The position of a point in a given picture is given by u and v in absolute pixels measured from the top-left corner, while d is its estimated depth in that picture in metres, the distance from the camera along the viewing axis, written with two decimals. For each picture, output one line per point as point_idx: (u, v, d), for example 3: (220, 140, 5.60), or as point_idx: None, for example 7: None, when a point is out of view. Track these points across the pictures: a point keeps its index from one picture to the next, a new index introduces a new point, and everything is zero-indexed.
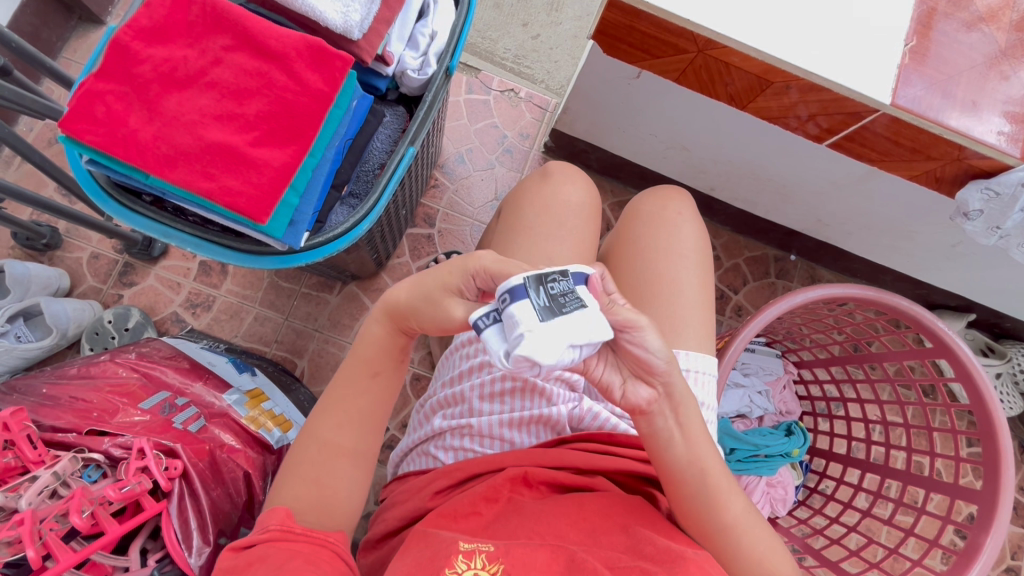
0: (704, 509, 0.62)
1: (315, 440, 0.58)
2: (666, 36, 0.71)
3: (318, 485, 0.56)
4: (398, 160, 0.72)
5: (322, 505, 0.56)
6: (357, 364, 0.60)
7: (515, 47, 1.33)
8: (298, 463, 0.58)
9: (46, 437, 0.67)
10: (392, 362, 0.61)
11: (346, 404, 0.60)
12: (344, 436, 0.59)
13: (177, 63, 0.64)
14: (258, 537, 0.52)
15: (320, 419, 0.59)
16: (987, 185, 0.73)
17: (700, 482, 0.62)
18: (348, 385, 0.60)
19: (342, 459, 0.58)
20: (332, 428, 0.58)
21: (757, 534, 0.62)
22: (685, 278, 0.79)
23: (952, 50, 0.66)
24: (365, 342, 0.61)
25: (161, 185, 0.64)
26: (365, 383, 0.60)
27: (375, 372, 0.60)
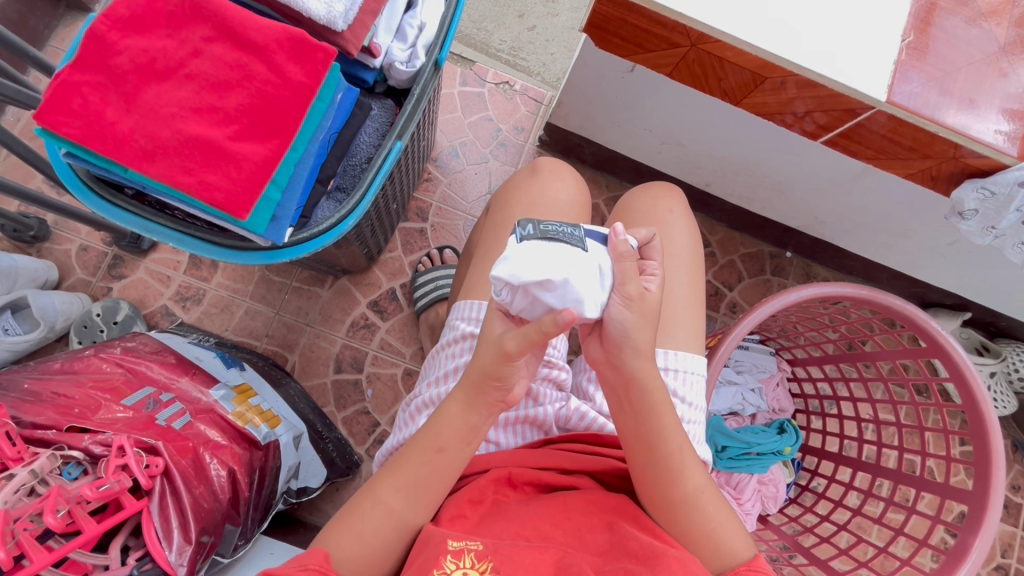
0: (657, 482, 0.61)
1: (371, 497, 0.59)
2: (658, 30, 0.70)
3: (361, 541, 0.56)
4: (384, 155, 0.70)
5: (361, 563, 0.56)
6: (426, 436, 0.60)
7: (511, 39, 1.32)
8: (349, 516, 0.58)
9: (26, 434, 0.66)
10: (462, 445, 0.60)
11: (409, 470, 0.59)
12: (398, 501, 0.58)
13: (156, 54, 0.63)
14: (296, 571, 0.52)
15: (381, 478, 0.60)
16: (982, 184, 0.71)
17: (655, 455, 0.61)
18: (413, 453, 0.60)
19: (390, 525, 0.58)
20: (389, 489, 0.59)
21: (711, 509, 0.62)
22: (675, 278, 0.78)
23: (951, 46, 0.65)
24: (439, 418, 0.60)
25: (140, 180, 0.63)
26: (430, 457, 0.59)
27: (440, 449, 0.59)
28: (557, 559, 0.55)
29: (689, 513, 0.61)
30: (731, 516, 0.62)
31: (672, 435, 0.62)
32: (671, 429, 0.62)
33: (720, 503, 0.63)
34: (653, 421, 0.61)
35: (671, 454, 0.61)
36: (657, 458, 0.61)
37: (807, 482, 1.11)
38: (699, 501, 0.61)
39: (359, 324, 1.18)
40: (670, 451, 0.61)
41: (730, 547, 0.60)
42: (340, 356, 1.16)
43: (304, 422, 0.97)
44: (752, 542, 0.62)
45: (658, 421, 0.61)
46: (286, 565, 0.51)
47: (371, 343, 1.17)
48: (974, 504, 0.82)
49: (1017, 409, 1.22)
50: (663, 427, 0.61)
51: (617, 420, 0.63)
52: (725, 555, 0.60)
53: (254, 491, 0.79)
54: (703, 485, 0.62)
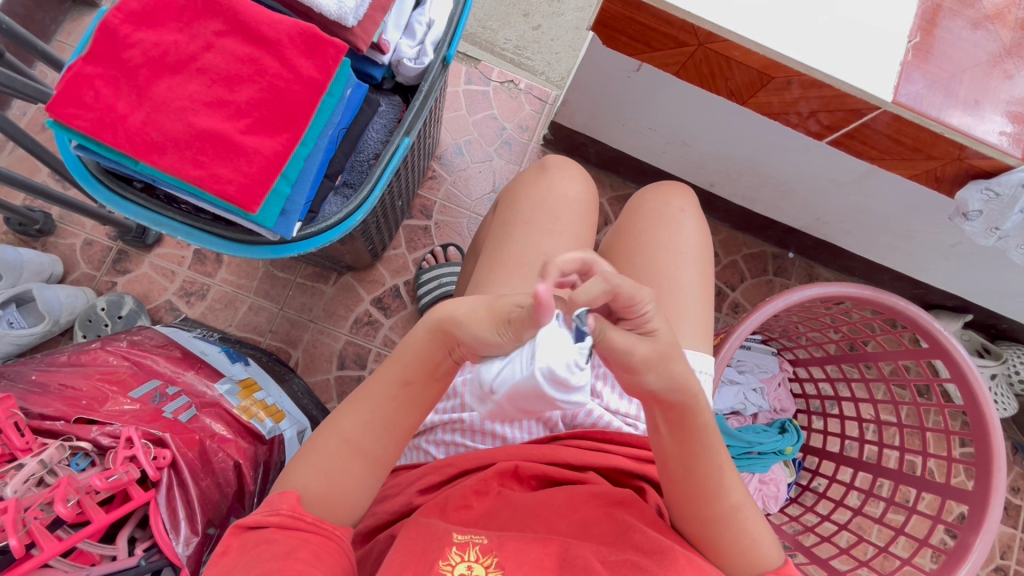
0: (694, 498, 0.59)
1: (334, 433, 0.57)
2: (666, 28, 0.70)
3: (328, 480, 0.56)
4: (393, 150, 0.71)
5: (329, 501, 0.56)
6: (393, 370, 0.56)
7: (516, 38, 1.32)
8: (314, 453, 0.57)
9: (34, 425, 0.66)
10: (429, 377, 0.57)
11: (372, 406, 0.56)
12: (364, 437, 0.56)
13: (167, 48, 0.63)
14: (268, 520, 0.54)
15: (346, 415, 0.57)
16: (987, 185, 0.72)
17: (696, 475, 0.58)
18: (380, 387, 0.57)
19: (358, 459, 0.56)
20: (354, 426, 0.56)
21: (749, 524, 0.59)
22: (684, 276, 0.79)
23: (956, 47, 0.66)
24: (407, 350, 0.55)
25: (150, 172, 0.63)
26: (397, 390, 0.56)
27: (407, 383, 0.56)
28: (561, 552, 0.56)
29: (725, 528, 0.59)
30: (767, 529, 0.61)
31: (716, 455, 0.57)
32: (713, 451, 0.57)
33: (758, 515, 0.61)
34: (698, 443, 0.56)
35: (712, 474, 0.58)
36: (695, 478, 0.58)
37: (808, 482, 1.11)
38: (739, 517, 0.59)
39: (363, 320, 1.18)
40: (714, 471, 0.58)
41: (762, 561, 0.59)
42: (343, 352, 1.16)
43: (308, 417, 0.97)
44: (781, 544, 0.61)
45: (704, 443, 0.56)
46: (260, 513, 0.54)
47: (374, 339, 1.17)
48: (974, 503, 0.82)
49: (1017, 411, 1.22)
50: (708, 447, 0.57)
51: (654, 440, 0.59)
52: (759, 568, 0.59)
53: (259, 485, 0.79)
54: (744, 499, 0.60)
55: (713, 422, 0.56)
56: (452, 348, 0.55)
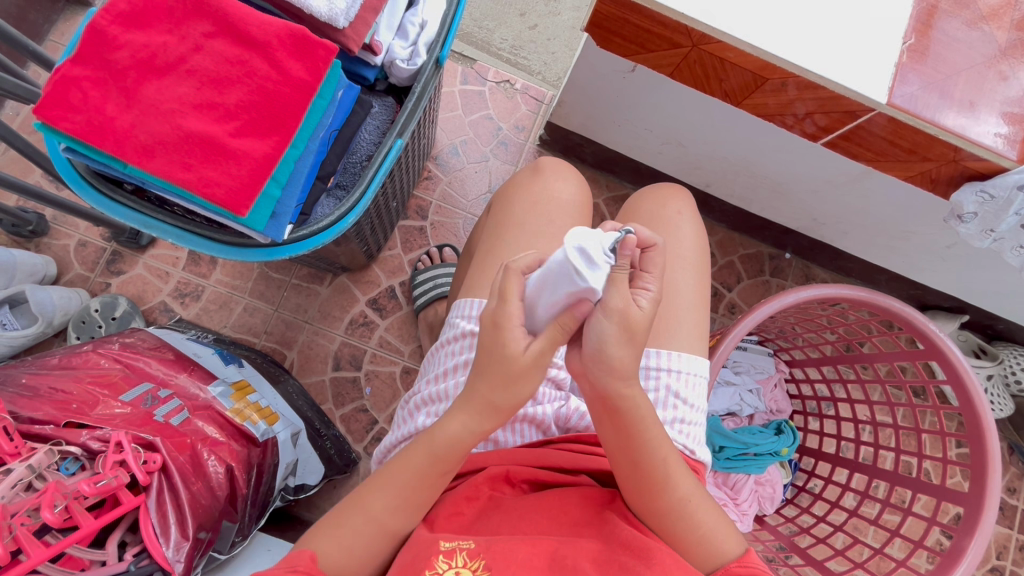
0: (644, 492, 0.60)
1: (363, 512, 0.57)
2: (660, 29, 0.70)
3: (351, 553, 0.56)
4: (385, 152, 0.71)
5: (351, 570, 0.56)
6: (433, 462, 0.56)
7: (512, 38, 1.32)
8: (339, 527, 0.56)
9: (23, 429, 0.66)
10: (463, 461, 0.59)
11: (407, 489, 0.57)
12: (394, 518, 0.57)
13: (156, 50, 0.63)
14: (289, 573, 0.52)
15: (378, 496, 0.57)
16: (982, 187, 0.72)
17: (640, 468, 0.59)
18: (419, 475, 0.57)
19: (383, 537, 0.57)
20: (387, 508, 0.57)
21: (701, 513, 0.60)
22: (681, 279, 0.78)
23: (951, 49, 0.65)
24: (448, 445, 0.56)
25: (139, 175, 0.62)
26: (434, 480, 0.57)
27: (446, 472, 0.58)
28: (552, 553, 0.55)
29: (679, 520, 0.60)
30: (720, 518, 0.62)
31: (657, 445, 0.59)
32: (655, 439, 0.59)
33: (709, 503, 0.62)
34: (637, 436, 0.58)
35: (657, 463, 0.59)
36: (641, 470, 0.59)
37: (803, 483, 1.11)
38: (688, 507, 0.60)
39: (358, 321, 1.18)
40: (656, 460, 0.59)
41: (719, 550, 0.59)
42: (339, 353, 1.16)
43: (302, 419, 0.97)
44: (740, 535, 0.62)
45: (642, 435, 0.58)
46: (277, 569, 0.51)
47: (370, 340, 1.17)
48: (969, 506, 0.82)
49: (1013, 412, 1.22)
50: (647, 439, 0.58)
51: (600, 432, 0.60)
52: (716, 557, 0.59)
53: (252, 488, 0.79)
54: (692, 490, 0.61)
55: (652, 411, 0.58)
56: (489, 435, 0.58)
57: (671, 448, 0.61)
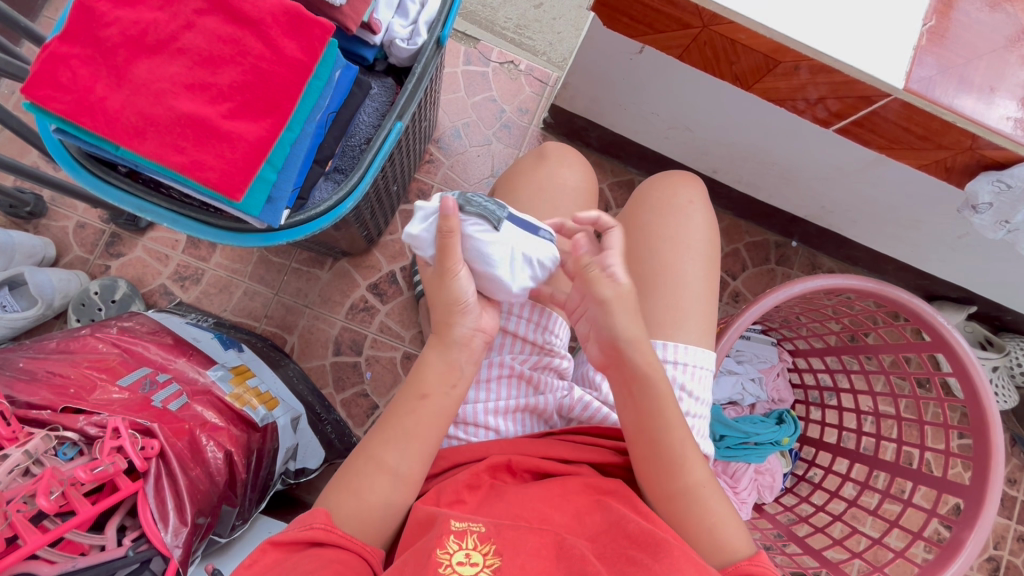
0: (660, 469, 0.63)
1: (364, 454, 0.60)
2: (669, 8, 0.67)
3: (358, 499, 0.57)
4: (384, 135, 0.69)
5: (360, 519, 0.56)
6: (409, 386, 0.62)
7: (517, 17, 1.29)
8: (345, 475, 0.59)
9: (20, 414, 0.65)
10: (444, 386, 0.61)
11: (393, 424, 0.60)
12: (389, 454, 0.59)
13: (146, 27, 0.61)
14: (306, 535, 0.53)
15: (374, 436, 0.61)
16: (999, 177, 0.70)
17: (658, 448, 0.63)
18: (399, 404, 0.61)
19: (384, 478, 0.58)
20: (379, 444, 0.60)
21: (712, 504, 0.62)
22: (690, 270, 0.77)
23: (972, 32, 0.63)
24: (419, 365, 0.62)
25: (132, 158, 0.61)
26: (414, 404, 0.61)
27: (424, 394, 0.61)
28: (557, 542, 0.54)
29: (689, 509, 0.61)
30: (734, 516, 0.62)
31: (675, 428, 0.63)
32: (672, 420, 0.63)
33: (723, 502, 0.63)
34: (657, 417, 0.63)
35: (672, 443, 0.63)
36: (657, 447, 0.63)
37: (803, 472, 1.11)
38: (700, 494, 0.62)
39: (359, 306, 1.17)
40: (674, 444, 0.63)
41: (730, 543, 0.59)
42: (339, 338, 1.15)
43: (302, 403, 0.96)
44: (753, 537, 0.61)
45: (660, 412, 0.63)
46: (290, 529, 0.54)
47: (370, 325, 1.16)
48: (971, 499, 0.81)
49: (1018, 404, 1.21)
50: (665, 416, 0.63)
51: (621, 414, 0.66)
52: (728, 550, 0.59)
53: (251, 472, 0.79)
54: (705, 480, 0.63)
55: (670, 393, 0.64)
56: (460, 354, 0.62)
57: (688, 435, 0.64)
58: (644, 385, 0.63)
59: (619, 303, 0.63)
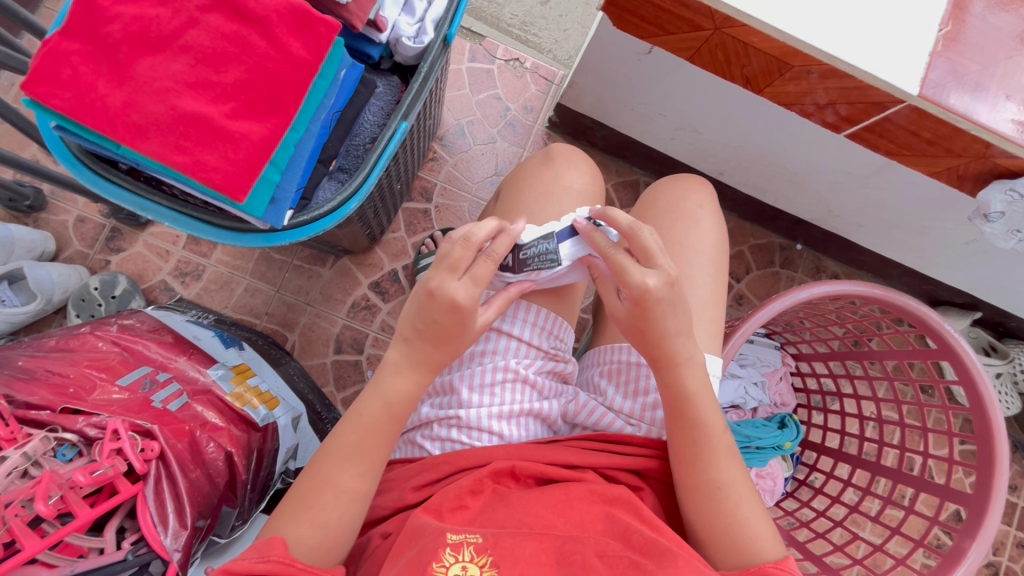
0: (683, 464, 0.63)
1: (330, 486, 0.57)
2: (680, 10, 0.66)
3: (325, 530, 0.56)
4: (389, 135, 0.68)
5: (327, 548, 0.56)
6: (384, 414, 0.60)
7: (523, 13, 1.27)
8: (308, 505, 0.56)
9: (19, 415, 0.65)
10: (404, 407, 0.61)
11: (363, 454, 0.59)
12: (362, 483, 0.58)
13: (149, 23, 0.60)
14: (263, 567, 0.51)
15: (337, 465, 0.58)
16: (1012, 186, 0.69)
17: (681, 440, 0.63)
18: (367, 433, 0.59)
19: (357, 506, 0.58)
20: (349, 475, 0.58)
21: (736, 504, 0.61)
22: (697, 276, 0.76)
23: (990, 38, 0.61)
24: (393, 392, 0.60)
25: (133, 156, 0.60)
26: (387, 434, 0.60)
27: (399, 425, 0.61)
28: (560, 550, 0.54)
29: (710, 505, 0.61)
30: (761, 520, 0.60)
31: (703, 424, 0.63)
32: (697, 416, 0.63)
33: (750, 503, 0.61)
34: (682, 409, 0.63)
35: (695, 440, 0.63)
36: (679, 441, 0.63)
37: (804, 477, 1.11)
38: (721, 493, 0.61)
39: (360, 305, 1.16)
40: (699, 437, 0.63)
41: (749, 546, 0.59)
42: (340, 336, 1.14)
43: (303, 403, 0.96)
44: (780, 543, 0.60)
45: (687, 408, 0.63)
46: (247, 558, 0.51)
47: (372, 324, 1.16)
48: (973, 508, 0.81)
49: (1021, 410, 1.21)
50: (690, 412, 0.63)
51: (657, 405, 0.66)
52: (746, 551, 0.59)
53: (252, 472, 0.78)
54: (731, 479, 0.62)
55: (701, 389, 0.63)
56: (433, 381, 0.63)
57: (722, 429, 0.64)
58: (677, 378, 0.63)
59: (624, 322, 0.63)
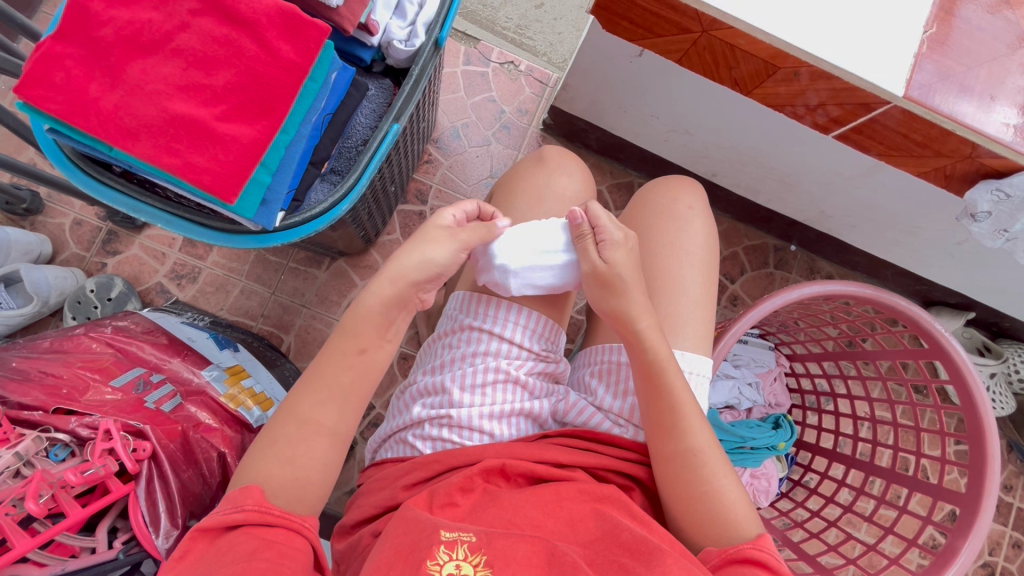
0: (659, 434, 0.64)
1: (294, 417, 0.57)
2: (668, 12, 0.67)
3: (293, 467, 0.55)
4: (380, 137, 0.68)
5: (296, 489, 0.55)
6: (343, 338, 0.60)
7: (517, 17, 1.28)
8: (273, 441, 0.56)
9: (11, 415, 0.65)
10: (379, 338, 0.61)
11: (331, 381, 0.59)
12: (325, 415, 0.58)
13: (141, 27, 0.60)
14: (235, 517, 0.51)
15: (303, 397, 0.58)
16: (998, 185, 0.69)
17: (656, 407, 0.64)
18: (334, 359, 0.59)
19: (323, 440, 0.57)
20: (312, 405, 0.58)
21: (711, 472, 0.62)
22: (688, 277, 0.77)
23: (974, 39, 0.62)
24: (356, 314, 0.60)
25: (125, 159, 0.61)
26: (351, 358, 0.59)
27: (361, 349, 0.60)
28: (548, 547, 0.54)
29: (686, 473, 0.62)
30: (736, 489, 0.62)
31: (677, 391, 0.64)
32: (672, 383, 0.65)
33: (724, 470, 0.62)
34: (656, 376, 0.65)
35: (670, 408, 0.64)
36: (656, 410, 0.65)
37: (799, 477, 1.11)
38: (697, 460, 0.62)
39: None
40: (672, 404, 0.64)
41: (725, 513, 0.60)
42: None
43: None
44: (755, 513, 0.61)
45: (660, 375, 0.65)
46: (222, 511, 0.51)
47: None
48: (965, 507, 0.81)
49: (1015, 410, 1.21)
50: (665, 381, 0.65)
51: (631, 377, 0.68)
52: (722, 519, 0.59)
53: None
54: (705, 446, 0.63)
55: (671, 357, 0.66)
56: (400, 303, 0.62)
57: (694, 402, 0.65)
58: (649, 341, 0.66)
59: (602, 281, 0.67)
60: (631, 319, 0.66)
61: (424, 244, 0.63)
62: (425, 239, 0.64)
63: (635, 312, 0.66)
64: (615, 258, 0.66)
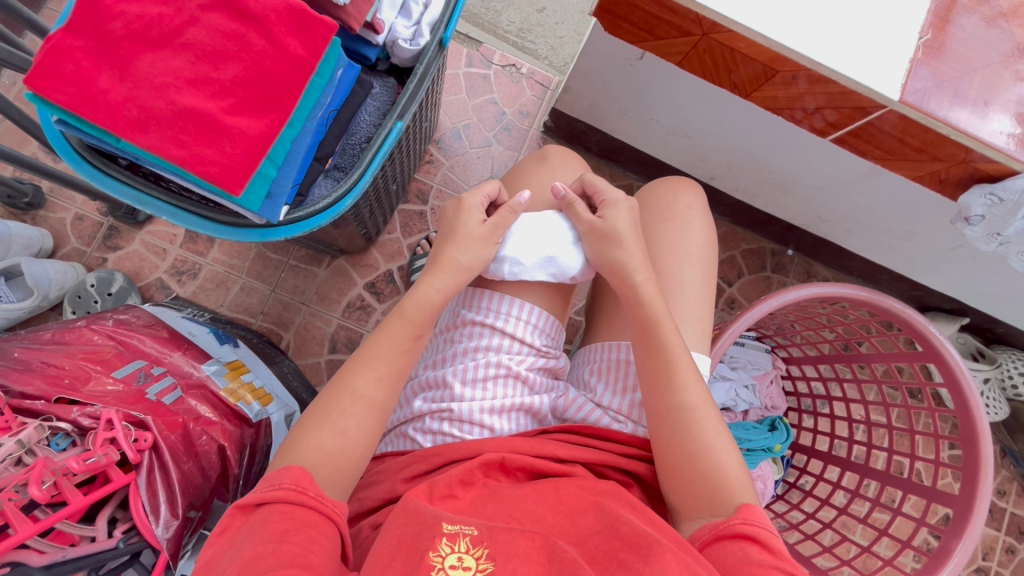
0: (655, 391, 0.66)
1: (350, 391, 0.60)
2: (669, 16, 0.68)
3: (343, 437, 0.58)
4: (385, 134, 0.69)
5: (339, 461, 0.57)
6: (405, 324, 0.65)
7: (519, 21, 1.30)
8: (328, 413, 0.59)
9: (13, 404, 0.66)
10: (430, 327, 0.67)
11: (385, 358, 0.63)
12: (378, 391, 0.61)
13: (151, 21, 0.61)
14: (271, 495, 0.52)
15: (359, 372, 0.61)
16: (992, 190, 0.70)
17: (652, 364, 0.66)
18: (392, 341, 0.64)
19: (373, 414, 0.60)
20: (366, 380, 0.61)
21: (703, 431, 0.62)
22: (687, 276, 0.78)
23: (969, 46, 0.63)
24: (417, 302, 0.66)
25: (133, 150, 0.62)
26: (409, 342, 0.65)
27: (418, 335, 0.65)
28: (547, 539, 0.55)
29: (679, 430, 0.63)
30: (729, 451, 0.62)
31: (672, 349, 0.66)
32: (668, 340, 0.67)
33: (717, 431, 0.63)
34: (652, 332, 0.67)
35: (666, 366, 0.66)
36: (652, 366, 0.66)
37: (794, 479, 1.11)
38: (690, 417, 0.63)
39: (355, 305, 1.17)
40: (667, 361, 0.66)
41: (716, 471, 0.60)
42: (335, 336, 1.15)
43: (297, 401, 0.95)
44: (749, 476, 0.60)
45: (656, 332, 0.67)
46: (261, 488, 0.52)
47: (367, 324, 1.16)
48: (959, 508, 0.82)
49: (1008, 416, 1.22)
50: (660, 337, 0.67)
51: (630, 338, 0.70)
52: (712, 476, 0.60)
53: (243, 467, 0.79)
54: (699, 406, 0.64)
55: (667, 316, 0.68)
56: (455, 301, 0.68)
57: (690, 362, 0.66)
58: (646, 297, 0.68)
59: (595, 235, 0.72)
60: (627, 271, 0.70)
61: (471, 243, 0.70)
62: (468, 238, 0.70)
63: (633, 265, 0.70)
64: (611, 215, 0.72)
